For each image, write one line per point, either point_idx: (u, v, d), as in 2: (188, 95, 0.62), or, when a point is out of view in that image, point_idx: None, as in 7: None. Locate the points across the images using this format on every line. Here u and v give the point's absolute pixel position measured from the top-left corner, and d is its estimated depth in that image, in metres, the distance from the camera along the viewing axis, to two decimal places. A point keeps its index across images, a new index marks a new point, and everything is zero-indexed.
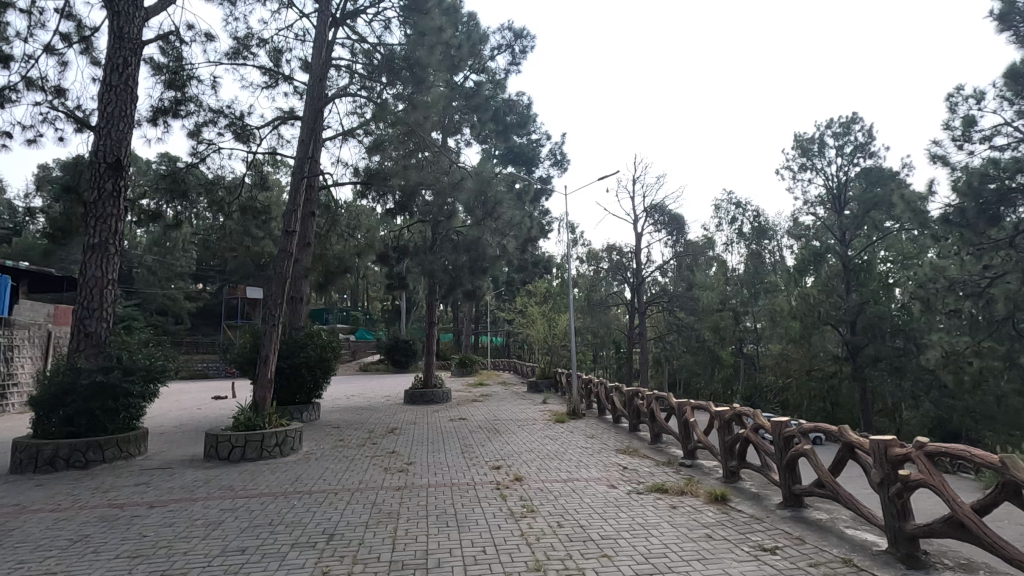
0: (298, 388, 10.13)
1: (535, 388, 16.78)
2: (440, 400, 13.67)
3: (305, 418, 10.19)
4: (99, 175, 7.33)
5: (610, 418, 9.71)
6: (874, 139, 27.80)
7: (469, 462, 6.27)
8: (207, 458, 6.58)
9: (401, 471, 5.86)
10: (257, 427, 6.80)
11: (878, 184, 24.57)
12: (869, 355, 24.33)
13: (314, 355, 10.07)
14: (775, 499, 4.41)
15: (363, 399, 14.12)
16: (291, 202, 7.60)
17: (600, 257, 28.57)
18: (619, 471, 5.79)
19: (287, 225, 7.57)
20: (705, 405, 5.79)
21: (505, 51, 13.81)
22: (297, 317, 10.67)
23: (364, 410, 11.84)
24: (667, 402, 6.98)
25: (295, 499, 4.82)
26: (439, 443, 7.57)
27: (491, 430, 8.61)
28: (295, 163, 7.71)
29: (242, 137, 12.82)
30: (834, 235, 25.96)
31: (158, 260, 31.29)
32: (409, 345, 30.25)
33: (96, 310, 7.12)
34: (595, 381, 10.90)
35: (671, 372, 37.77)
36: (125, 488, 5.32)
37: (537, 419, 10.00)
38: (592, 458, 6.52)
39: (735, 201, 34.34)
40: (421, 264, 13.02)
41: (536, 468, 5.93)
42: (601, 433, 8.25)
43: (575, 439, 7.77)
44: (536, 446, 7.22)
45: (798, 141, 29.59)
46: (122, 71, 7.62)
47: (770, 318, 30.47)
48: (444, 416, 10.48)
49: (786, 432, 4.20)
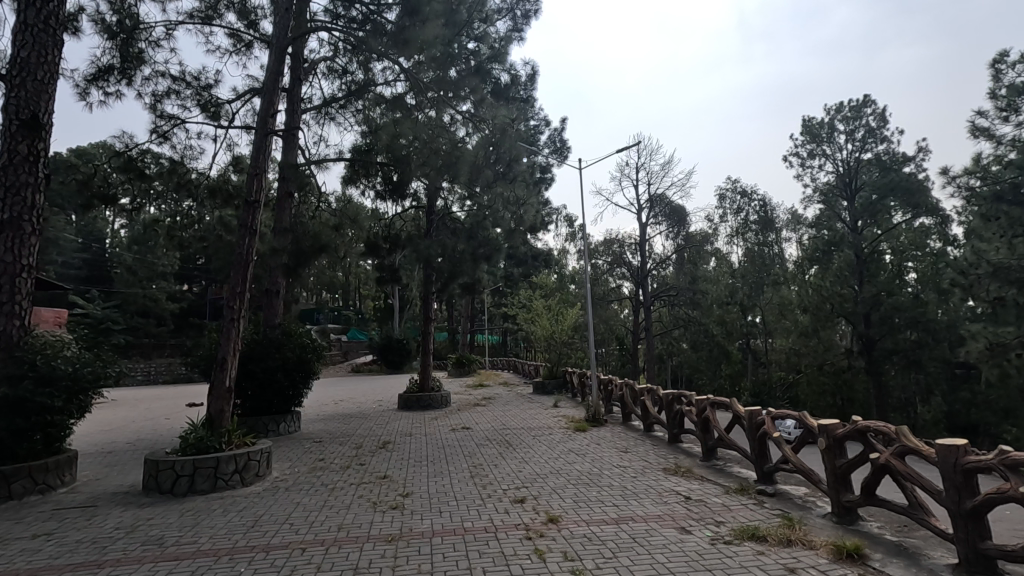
0: (275, 396, 8.70)
1: (541, 390, 15.52)
2: (438, 404, 12.24)
3: (282, 430, 8.78)
4: (8, 134, 5.83)
5: (638, 426, 8.35)
6: (885, 123, 26.70)
7: (483, 493, 4.84)
8: (146, 491, 5.11)
9: (395, 509, 4.41)
10: (213, 449, 5.35)
11: (895, 169, 23.35)
12: (885, 348, 23.20)
13: (292, 356, 8.65)
14: (940, 561, 3.06)
15: (353, 404, 12.79)
16: (251, 164, 6.08)
17: (600, 250, 27.31)
18: (682, 505, 4.39)
19: (247, 195, 6.04)
20: (793, 415, 4.41)
21: (507, 14, 12.29)
22: (273, 313, 9.20)
23: (352, 418, 10.49)
24: (727, 409, 5.58)
25: (243, 565, 3.35)
26: (441, 462, 6.16)
27: (502, 444, 7.19)
28: (258, 117, 6.17)
29: (209, 111, 11.29)
30: (844, 221, 24.77)
31: (136, 259, 29.58)
32: (403, 344, 28.84)
33: (5, 304, 5.66)
34: (616, 382, 9.55)
35: (674, 369, 36.51)
36: (14, 546, 3.85)
37: (554, 427, 8.64)
38: (638, 483, 5.14)
39: (740, 191, 33.11)
40: (416, 252, 11.66)
41: (572, 502, 4.54)
42: (634, 446, 6.86)
43: (606, 455, 6.35)
44: (562, 467, 5.82)
45: (806, 126, 28.41)
46: (41, 6, 6.06)
47: (779, 311, 29.26)
48: (444, 426, 9.06)
49: (971, 463, 2.84)
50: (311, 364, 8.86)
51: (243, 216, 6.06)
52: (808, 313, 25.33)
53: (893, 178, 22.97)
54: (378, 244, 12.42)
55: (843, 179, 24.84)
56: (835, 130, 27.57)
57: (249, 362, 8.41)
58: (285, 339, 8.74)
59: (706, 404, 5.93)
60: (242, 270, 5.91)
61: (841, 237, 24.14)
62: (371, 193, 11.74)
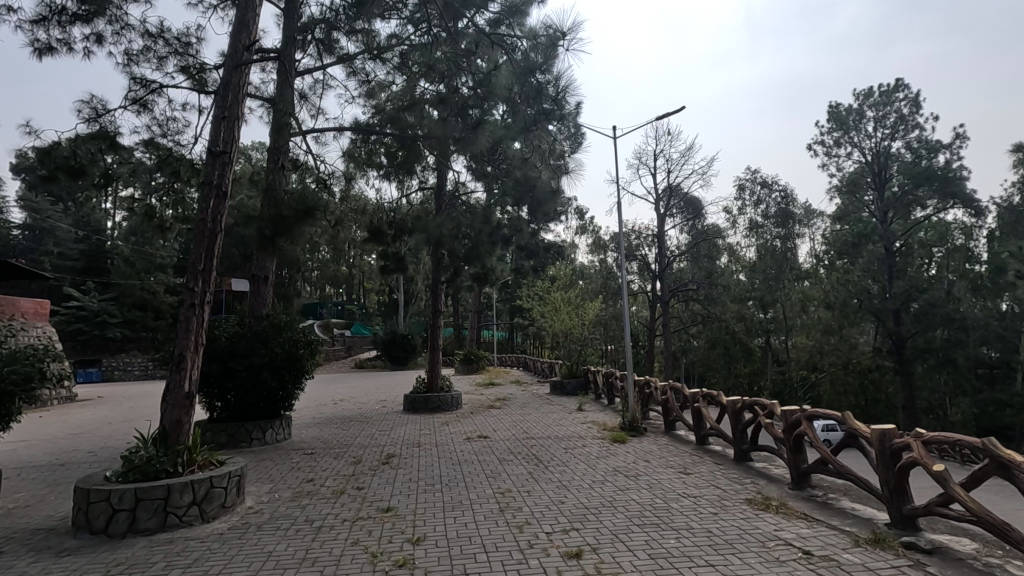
0: (262, 397, 7.46)
1: (560, 390, 14.31)
2: (448, 406, 11.01)
3: (270, 437, 7.54)
4: None
5: (688, 435, 7.09)
6: (919, 109, 25.22)
7: (520, 543, 3.55)
8: (75, 528, 3.87)
9: (403, 570, 3.14)
10: (165, 473, 4.09)
11: (930, 157, 21.80)
12: (918, 346, 21.61)
13: (281, 353, 7.40)
14: None
15: (354, 405, 11.58)
16: (219, 105, 4.69)
17: (607, 246, 25.38)
18: (806, 568, 3.10)
19: (213, 145, 4.64)
20: (974, 443, 3.09)
21: None
22: (261, 303, 7.94)
23: (353, 422, 9.26)
24: (839, 425, 4.25)
25: None
26: (458, 487, 4.89)
27: (532, 461, 5.92)
28: (229, 46, 4.77)
29: (194, 77, 9.97)
30: (872, 214, 22.94)
31: (134, 250, 28.52)
32: (408, 340, 27.60)
33: None
34: (655, 383, 8.28)
35: (689, 366, 35.13)
36: None
37: (587, 437, 7.39)
38: (727, 525, 3.85)
39: (760, 182, 31.66)
40: (425, 235, 10.38)
41: (648, 559, 3.26)
42: (694, 466, 5.58)
43: (666, 481, 5.07)
44: (615, 497, 4.56)
45: (832, 112, 26.98)
46: None
47: (803, 306, 27.87)
48: (457, 433, 7.85)
49: None
50: (302, 361, 7.61)
51: (208, 173, 4.67)
52: (833, 310, 23.98)
53: (928, 165, 21.34)
54: (382, 230, 11.25)
55: (874, 165, 22.98)
56: (864, 117, 26.09)
57: (230, 359, 7.18)
58: (273, 332, 7.51)
59: (797, 418, 4.60)
60: (206, 242, 4.51)
61: (870, 229, 22.44)
62: (376, 171, 10.45)
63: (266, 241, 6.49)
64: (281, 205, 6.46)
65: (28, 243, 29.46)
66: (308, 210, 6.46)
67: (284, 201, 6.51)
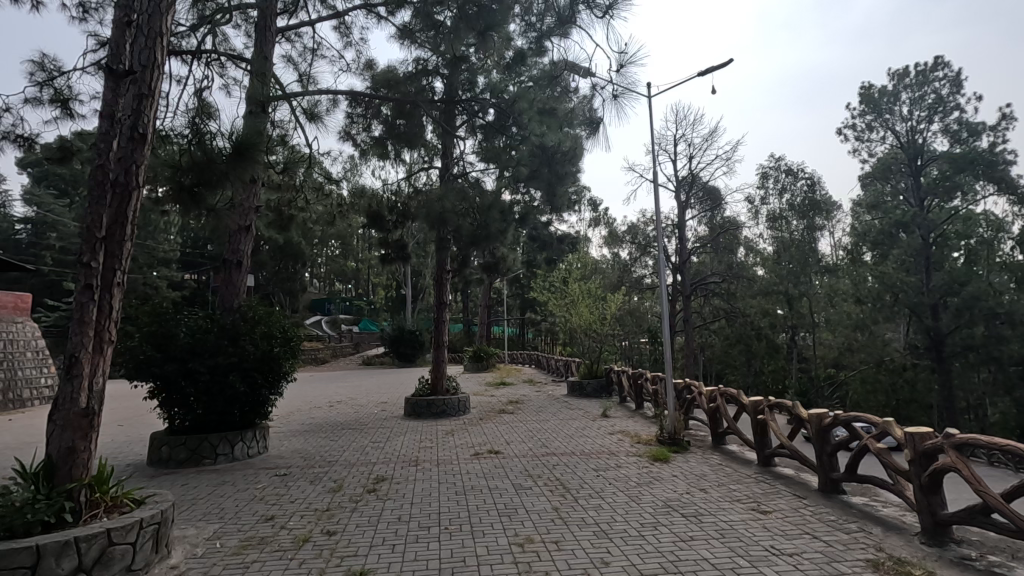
0: (229, 403, 6.23)
1: (581, 392, 13.43)
2: (453, 411, 9.76)
3: (240, 451, 6.32)
4: None
5: (750, 455, 5.72)
6: (959, 89, 23.47)
7: None
8: None
9: None
10: (45, 526, 2.87)
11: (973, 140, 20.08)
12: (957, 344, 19.66)
13: (253, 353, 6.16)
14: None
15: (351, 409, 10.41)
16: (125, 7, 3.37)
17: (623, 239, 23.88)
18: None
19: (123, 65, 3.36)
20: None
21: None
22: (233, 293, 6.73)
23: (343, 431, 8.03)
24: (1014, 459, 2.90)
25: None
26: (462, 534, 3.63)
27: (558, 492, 4.58)
28: None
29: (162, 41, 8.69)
30: (910, 202, 21.24)
31: None
32: (415, 336, 26.47)
33: None
34: (700, 387, 6.91)
35: (708, 364, 33.58)
36: None
37: (621, 455, 6.09)
38: None
39: (786, 170, 29.97)
40: (428, 215, 8.93)
41: None
42: (769, 499, 4.28)
43: (742, 524, 3.78)
44: (678, 555, 3.27)
45: (864, 95, 25.35)
46: None
47: (831, 301, 26.28)
48: (464, 448, 6.57)
49: None
50: (279, 363, 6.40)
51: (115, 106, 3.36)
52: (865, 305, 22.42)
53: (971, 148, 19.60)
54: (382, 214, 10.03)
55: (909, 150, 21.33)
56: (898, 99, 24.42)
57: (189, 359, 5.97)
58: (243, 328, 6.28)
59: (937, 446, 3.29)
60: (112, 202, 3.27)
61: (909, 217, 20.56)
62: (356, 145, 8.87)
63: (180, 192, 5.03)
64: (207, 150, 4.93)
65: (31, 238, 28.81)
66: (241, 152, 4.69)
67: (217, 143, 4.92)
